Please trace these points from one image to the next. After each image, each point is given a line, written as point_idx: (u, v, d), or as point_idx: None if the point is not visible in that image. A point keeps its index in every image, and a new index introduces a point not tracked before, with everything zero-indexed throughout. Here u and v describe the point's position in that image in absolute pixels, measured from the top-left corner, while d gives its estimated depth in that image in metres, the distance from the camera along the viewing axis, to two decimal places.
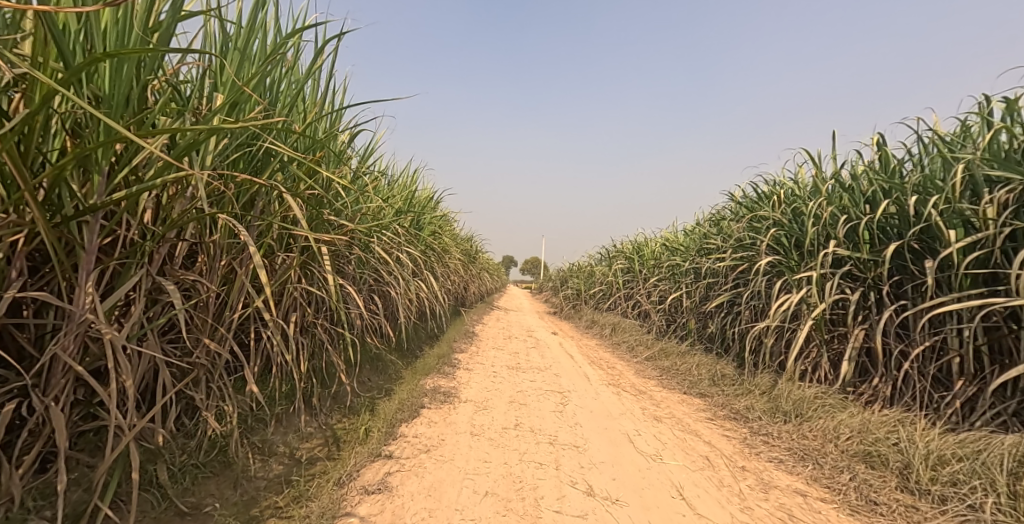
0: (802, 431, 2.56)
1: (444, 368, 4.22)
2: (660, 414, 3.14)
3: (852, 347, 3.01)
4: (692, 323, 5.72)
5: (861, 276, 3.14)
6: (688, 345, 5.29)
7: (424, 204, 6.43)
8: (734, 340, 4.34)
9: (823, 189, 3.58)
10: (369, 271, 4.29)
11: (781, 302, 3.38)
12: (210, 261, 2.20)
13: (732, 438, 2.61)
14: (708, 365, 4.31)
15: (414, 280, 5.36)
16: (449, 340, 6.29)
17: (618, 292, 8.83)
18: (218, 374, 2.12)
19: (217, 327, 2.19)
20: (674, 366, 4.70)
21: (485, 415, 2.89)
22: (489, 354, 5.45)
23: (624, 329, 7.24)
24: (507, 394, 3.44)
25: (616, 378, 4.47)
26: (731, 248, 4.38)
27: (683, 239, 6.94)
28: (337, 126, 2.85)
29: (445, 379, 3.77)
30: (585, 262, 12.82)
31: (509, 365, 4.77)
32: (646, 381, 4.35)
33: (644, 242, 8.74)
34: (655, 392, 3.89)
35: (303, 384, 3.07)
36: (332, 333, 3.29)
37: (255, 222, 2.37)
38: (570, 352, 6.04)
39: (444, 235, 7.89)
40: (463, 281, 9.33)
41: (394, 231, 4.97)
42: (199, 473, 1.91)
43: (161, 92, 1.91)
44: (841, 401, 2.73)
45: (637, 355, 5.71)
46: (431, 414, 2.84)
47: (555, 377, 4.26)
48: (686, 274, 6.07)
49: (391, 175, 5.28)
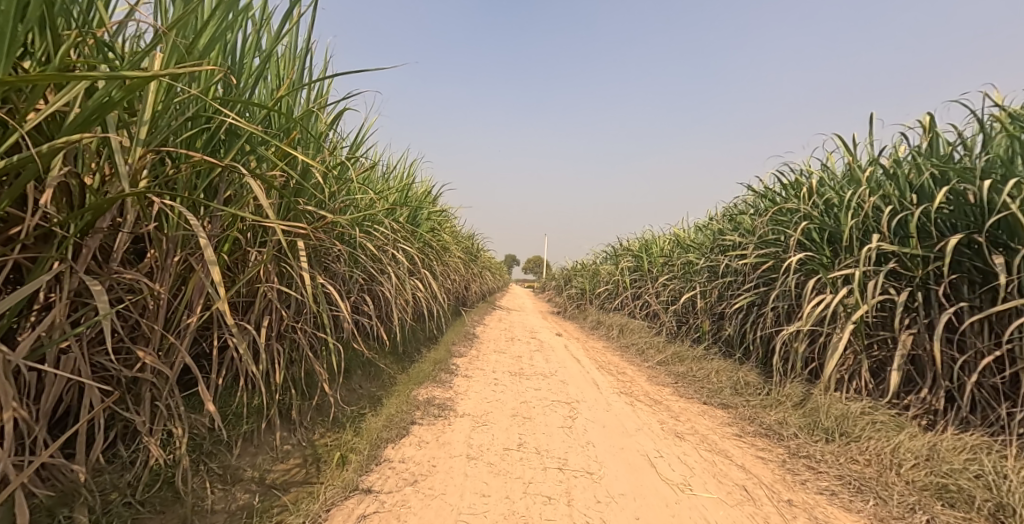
0: (849, 453, 2.22)
1: (440, 375, 3.89)
2: (682, 430, 2.81)
3: (899, 355, 2.67)
4: (706, 325, 5.38)
5: (907, 275, 2.79)
6: (704, 349, 4.94)
7: (421, 199, 6.09)
8: (756, 344, 4.00)
9: (860, 178, 3.23)
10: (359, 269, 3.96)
11: (815, 304, 3.03)
12: (160, 257, 1.87)
13: (769, 461, 2.27)
14: (728, 372, 3.96)
15: (411, 279, 5.03)
16: (449, 343, 5.96)
17: (625, 292, 8.49)
18: (166, 391, 1.78)
19: (166, 334, 1.86)
20: (690, 372, 4.36)
21: (484, 433, 2.54)
22: (489, 358, 5.12)
23: (633, 331, 6.90)
24: (509, 406, 3.11)
25: (628, 385, 4.13)
26: (753, 244, 4.03)
27: (695, 236, 6.60)
28: (314, 104, 2.51)
29: (440, 388, 3.44)
30: (590, 260, 12.48)
31: (511, 371, 4.44)
32: (660, 389, 4.00)
33: (652, 239, 8.39)
34: (671, 402, 3.55)
35: (279, 396, 2.74)
36: (314, 338, 2.96)
37: (216, 212, 2.05)
38: (576, 356, 5.70)
39: (443, 232, 7.55)
40: (463, 279, 9.00)
41: (388, 227, 4.63)
42: (136, 514, 1.56)
43: (90, 51, 1.57)
44: (892, 418, 2.38)
45: (648, 358, 5.37)
46: (422, 432, 2.50)
47: (561, 385, 3.93)
48: (699, 273, 5.73)
49: (385, 168, 4.96)
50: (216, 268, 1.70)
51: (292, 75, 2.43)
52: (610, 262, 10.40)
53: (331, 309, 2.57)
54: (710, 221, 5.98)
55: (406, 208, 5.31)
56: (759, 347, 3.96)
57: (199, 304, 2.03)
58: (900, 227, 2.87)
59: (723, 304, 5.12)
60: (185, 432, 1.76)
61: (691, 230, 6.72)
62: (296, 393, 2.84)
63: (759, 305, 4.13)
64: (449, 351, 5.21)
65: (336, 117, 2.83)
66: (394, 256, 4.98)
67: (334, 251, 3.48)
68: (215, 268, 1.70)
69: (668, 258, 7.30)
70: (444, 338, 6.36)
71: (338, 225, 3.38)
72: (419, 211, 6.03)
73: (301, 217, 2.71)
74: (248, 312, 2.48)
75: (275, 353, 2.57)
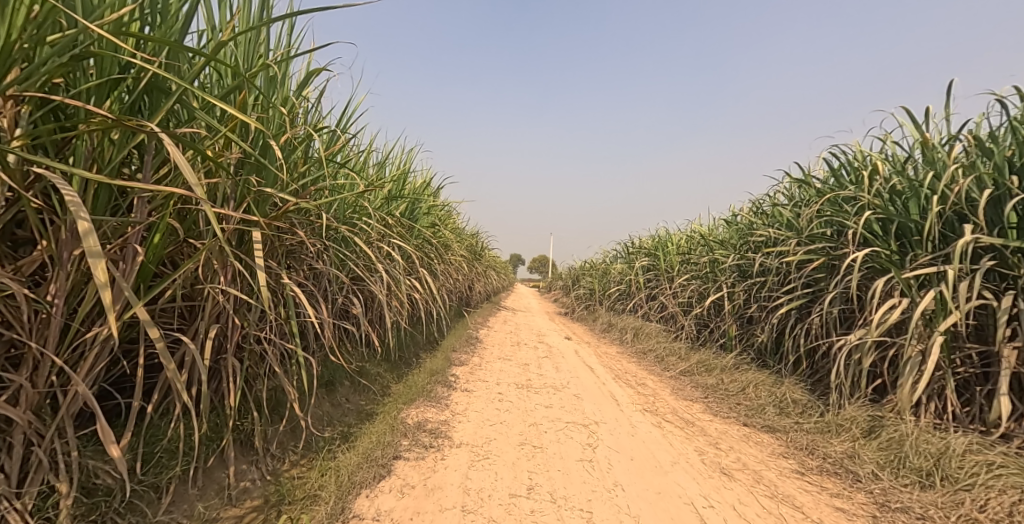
0: (961, 508, 1.71)
1: (436, 389, 3.41)
2: (727, 464, 2.30)
3: (1002, 375, 2.15)
4: (734, 331, 4.87)
5: (1007, 276, 2.27)
6: (733, 358, 4.44)
7: (419, 192, 5.61)
8: (800, 354, 3.49)
9: (936, 159, 2.71)
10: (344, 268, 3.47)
11: (885, 312, 2.50)
12: (52, 249, 1.39)
13: (855, 518, 1.76)
14: (768, 387, 3.44)
15: (407, 278, 4.55)
16: (449, 349, 5.48)
17: (639, 293, 7.98)
18: (45, 436, 1.29)
19: (53, 358, 1.37)
20: (721, 386, 3.85)
21: (484, 472, 2.05)
22: (493, 366, 4.63)
23: (649, 335, 6.40)
24: (515, 431, 2.62)
25: (651, 401, 3.62)
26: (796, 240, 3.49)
27: (718, 233, 6.07)
28: (274, 61, 2.02)
29: (435, 407, 2.95)
30: (598, 260, 11.97)
31: (518, 382, 3.96)
32: (689, 407, 3.50)
33: (668, 236, 7.87)
34: (706, 423, 3.05)
35: (236, 422, 2.25)
36: (281, 350, 2.48)
37: (132, 192, 1.57)
38: (590, 363, 5.20)
39: (445, 229, 7.07)
40: (466, 279, 8.50)
41: (379, 220, 4.15)
42: None
43: None
44: (1008, 456, 1.87)
45: (670, 367, 4.87)
46: (408, 472, 2.02)
47: (575, 401, 3.43)
48: (725, 272, 5.22)
49: (379, 155, 4.47)
50: (103, 264, 1.18)
51: (244, 22, 1.94)
52: (621, 261, 9.88)
53: (303, 322, 2.13)
54: (738, 216, 5.46)
55: (403, 201, 4.83)
56: (803, 358, 3.44)
57: (116, 310, 1.56)
58: (996, 218, 2.33)
59: (754, 307, 4.61)
60: (73, 490, 1.29)
61: (714, 226, 6.19)
62: (260, 416, 2.36)
63: (803, 310, 3.61)
64: (448, 358, 4.72)
65: (305, 81, 2.34)
66: (387, 252, 4.50)
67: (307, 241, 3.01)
68: (100, 265, 1.18)
69: (687, 257, 6.79)
70: (445, 343, 5.89)
71: (305, 208, 2.91)
72: (418, 205, 5.55)
73: (261, 204, 2.25)
74: (192, 320, 2.01)
75: (228, 369, 2.10)
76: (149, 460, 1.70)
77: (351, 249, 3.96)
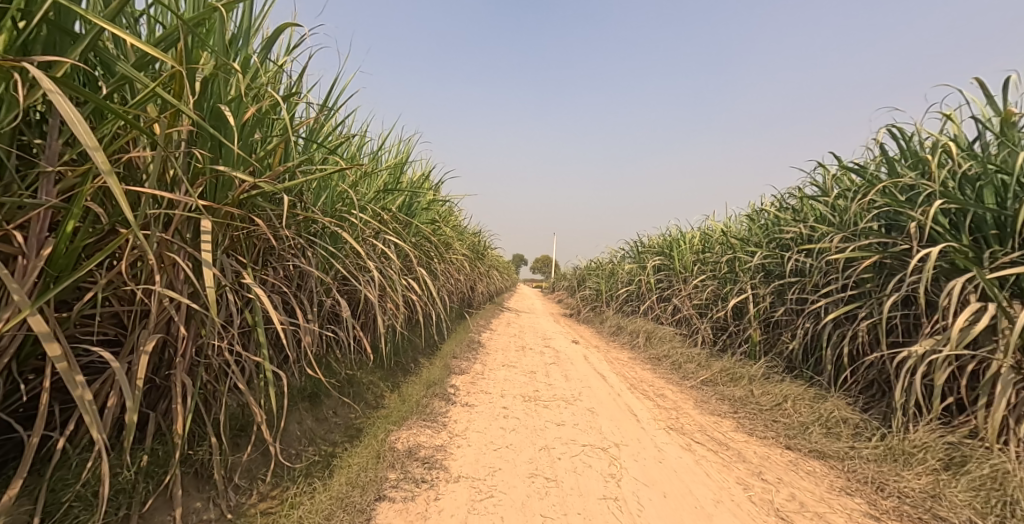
0: None
1: (432, 402, 3.04)
2: (781, 503, 1.90)
3: None
4: (759, 336, 4.48)
5: None
6: (761, 367, 4.04)
7: (418, 186, 5.24)
8: (847, 366, 3.08)
9: (1017, 139, 2.32)
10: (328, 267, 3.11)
11: (965, 321, 2.10)
12: None
13: None
14: (809, 402, 3.04)
15: (403, 278, 4.19)
16: (449, 354, 5.10)
17: (650, 295, 7.60)
18: None
19: None
20: (750, 399, 3.45)
21: (488, 518, 1.67)
22: (497, 375, 4.25)
23: (663, 339, 6.00)
24: (524, 459, 2.23)
25: (674, 417, 3.23)
26: (840, 237, 3.10)
27: (738, 230, 5.68)
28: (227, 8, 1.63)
29: (430, 426, 2.57)
30: (604, 261, 11.58)
31: (524, 394, 3.57)
32: (719, 424, 3.10)
33: (680, 235, 7.48)
34: (742, 446, 2.65)
35: (191, 451, 1.87)
36: (248, 363, 2.10)
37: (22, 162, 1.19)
38: (600, 371, 4.81)
39: (446, 227, 6.72)
40: (467, 279, 8.11)
41: (370, 215, 3.78)
42: None
43: None
44: None
45: (688, 376, 4.48)
46: (395, 519, 1.63)
47: (590, 417, 3.04)
48: (748, 272, 4.82)
49: (372, 144, 4.10)
50: None
51: None
52: (629, 261, 9.48)
53: (273, 330, 1.78)
54: (761, 211, 5.05)
55: (398, 194, 4.46)
56: (850, 371, 3.04)
57: (4, 319, 1.18)
58: None
59: (783, 310, 4.21)
60: None
61: (733, 223, 5.79)
62: (220, 441, 1.98)
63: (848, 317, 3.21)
64: (448, 365, 4.35)
65: (274, 41, 1.95)
66: (380, 250, 4.12)
67: (284, 235, 2.64)
68: None
69: (702, 256, 6.39)
70: (444, 348, 5.50)
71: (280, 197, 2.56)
72: (415, 200, 5.16)
73: (226, 187, 1.92)
74: (131, 328, 1.65)
75: (177, 388, 1.72)
76: (53, 514, 1.31)
77: (340, 246, 3.59)
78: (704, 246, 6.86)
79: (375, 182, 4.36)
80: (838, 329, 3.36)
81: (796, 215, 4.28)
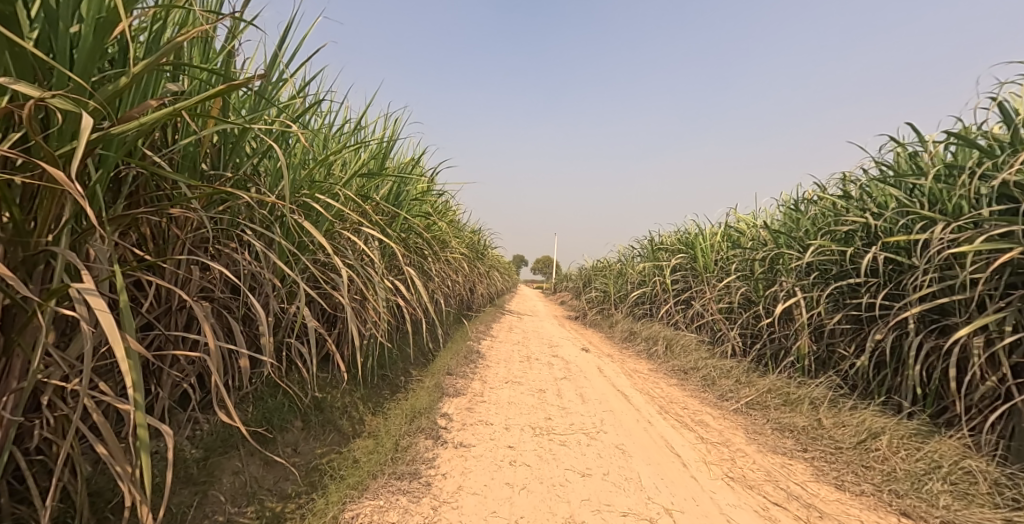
0: None
1: (414, 444, 2.31)
2: None
3: None
4: (809, 348, 3.78)
5: None
6: (820, 387, 3.33)
7: (406, 174, 4.54)
8: (969, 401, 2.42)
9: None
10: (261, 263, 2.40)
11: None
12: None
13: None
14: (908, 441, 2.34)
15: (386, 279, 3.48)
16: (443, 369, 4.38)
17: (666, 297, 6.90)
18: None
19: None
20: (820, 433, 2.74)
21: None
22: (499, 396, 3.54)
23: (687, 349, 5.29)
24: None
25: (728, 458, 2.51)
26: (963, 223, 2.42)
27: (774, 225, 4.98)
28: None
29: (408, 487, 1.86)
30: (611, 260, 10.88)
31: (533, 425, 2.86)
32: (790, 469, 2.38)
33: (700, 231, 6.77)
34: (838, 511, 1.93)
35: None
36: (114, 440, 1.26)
37: None
38: (620, 387, 4.11)
39: (442, 221, 6.01)
40: (466, 279, 7.37)
41: (343, 201, 3.07)
42: None
43: None
44: None
45: (727, 396, 3.78)
46: None
47: (624, 463, 2.33)
48: (794, 272, 4.11)
49: (347, 115, 3.38)
50: None
51: None
52: (641, 260, 8.76)
53: (136, 372, 1.06)
54: (808, 202, 4.33)
55: (381, 179, 3.75)
56: (986, 411, 2.36)
57: None
58: None
59: (842, 318, 3.51)
60: None
61: (768, 216, 5.08)
62: None
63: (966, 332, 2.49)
64: (440, 384, 3.64)
65: None
66: (358, 247, 3.42)
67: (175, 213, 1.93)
68: None
69: (729, 254, 5.68)
70: (438, 360, 4.79)
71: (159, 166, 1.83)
72: (404, 189, 4.46)
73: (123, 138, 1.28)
74: None
75: None
76: None
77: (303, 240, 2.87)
78: (728, 244, 6.15)
79: (354, 165, 3.65)
80: (940, 356, 2.70)
81: (859, 204, 3.56)
